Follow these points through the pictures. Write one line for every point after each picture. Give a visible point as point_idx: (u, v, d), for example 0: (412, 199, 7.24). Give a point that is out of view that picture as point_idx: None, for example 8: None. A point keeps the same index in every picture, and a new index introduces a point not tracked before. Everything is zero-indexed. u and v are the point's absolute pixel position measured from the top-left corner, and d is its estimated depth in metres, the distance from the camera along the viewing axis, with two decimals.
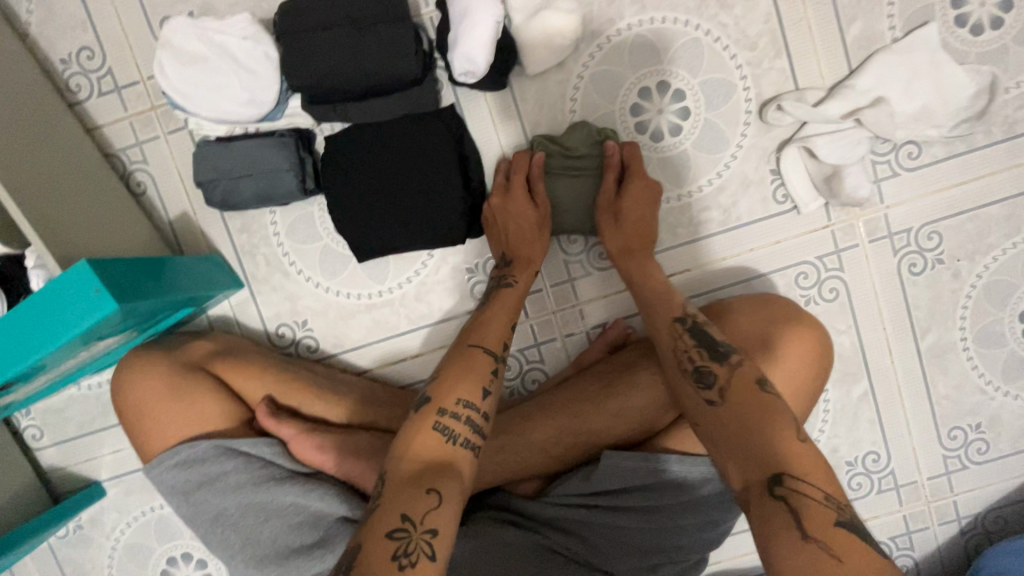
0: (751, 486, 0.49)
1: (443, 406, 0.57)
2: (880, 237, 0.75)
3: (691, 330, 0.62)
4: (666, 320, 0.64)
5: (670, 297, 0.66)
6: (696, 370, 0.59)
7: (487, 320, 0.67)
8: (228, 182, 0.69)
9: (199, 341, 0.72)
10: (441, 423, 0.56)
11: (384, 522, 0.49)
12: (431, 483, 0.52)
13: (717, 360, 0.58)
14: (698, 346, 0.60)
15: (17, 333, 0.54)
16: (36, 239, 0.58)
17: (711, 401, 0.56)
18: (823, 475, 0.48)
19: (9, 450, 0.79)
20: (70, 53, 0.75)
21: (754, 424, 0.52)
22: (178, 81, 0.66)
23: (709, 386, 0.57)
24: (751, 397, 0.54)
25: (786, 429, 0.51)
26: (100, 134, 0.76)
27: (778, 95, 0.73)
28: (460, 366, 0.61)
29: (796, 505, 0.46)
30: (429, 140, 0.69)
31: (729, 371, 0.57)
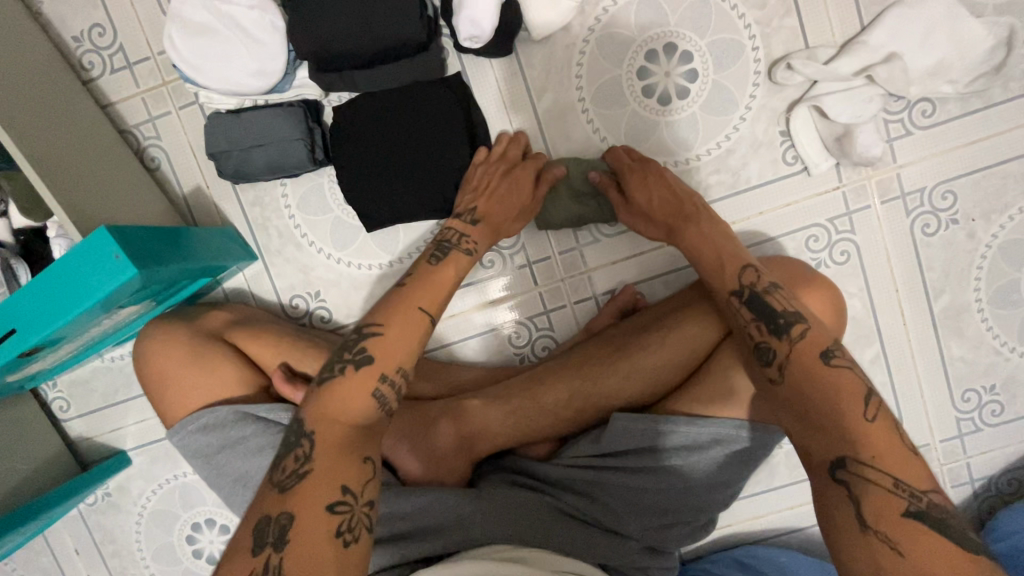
0: (814, 463, 0.50)
1: (383, 372, 0.55)
2: (892, 198, 0.74)
3: (749, 303, 0.58)
4: (722, 293, 0.61)
5: (723, 267, 0.62)
6: (756, 348, 0.56)
7: (431, 282, 0.62)
8: (241, 153, 0.70)
9: (217, 311, 0.74)
10: (379, 389, 0.54)
11: (321, 494, 0.47)
12: (364, 452, 0.51)
13: (776, 334, 0.55)
14: (757, 320, 0.57)
15: (37, 302, 0.56)
16: (58, 209, 0.60)
17: (772, 379, 0.54)
18: (900, 460, 0.47)
19: (39, 420, 0.81)
20: (83, 31, 0.76)
21: (824, 404, 0.50)
22: (188, 53, 0.67)
23: (769, 364, 0.55)
24: (815, 370, 0.52)
25: (854, 409, 0.49)
26: (114, 111, 0.77)
27: (787, 54, 0.72)
28: (401, 327, 0.57)
29: (857, 493, 0.46)
30: (436, 107, 0.70)
31: (789, 345, 0.54)
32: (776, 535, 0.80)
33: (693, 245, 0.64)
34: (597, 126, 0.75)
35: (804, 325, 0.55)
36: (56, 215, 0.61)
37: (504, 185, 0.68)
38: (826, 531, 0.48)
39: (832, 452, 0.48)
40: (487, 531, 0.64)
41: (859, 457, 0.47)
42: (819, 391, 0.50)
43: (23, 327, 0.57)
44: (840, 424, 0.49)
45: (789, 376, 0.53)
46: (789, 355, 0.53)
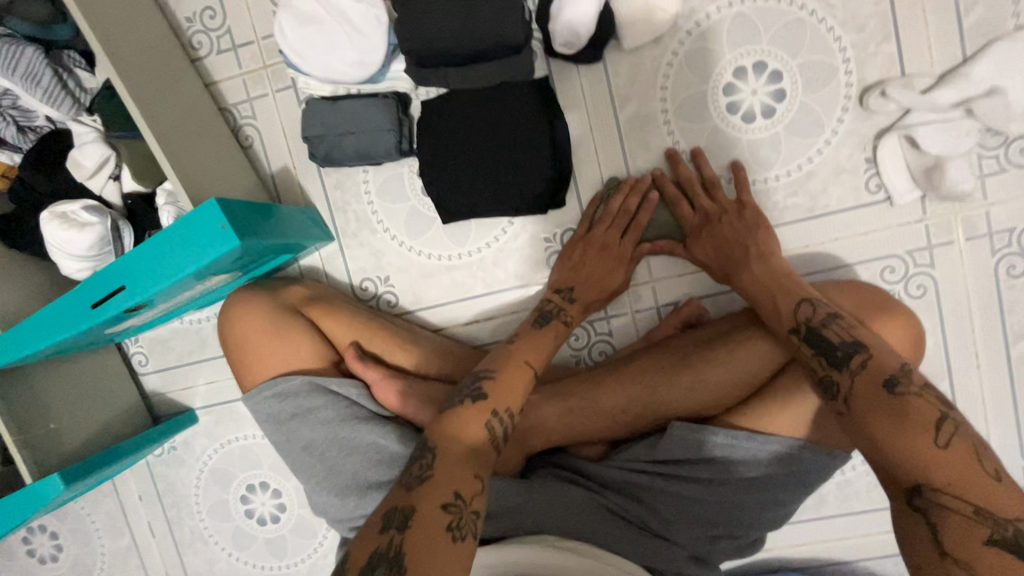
0: (891, 491, 0.48)
1: (496, 407, 0.58)
2: (978, 235, 0.72)
3: (807, 339, 0.57)
4: (781, 331, 0.61)
5: (774, 296, 0.63)
6: (821, 381, 0.54)
7: (531, 338, 0.68)
8: (334, 138, 0.73)
9: (295, 286, 0.77)
10: (492, 419, 0.57)
11: (436, 493, 0.48)
12: (478, 469, 0.52)
13: (837, 367, 0.53)
14: (818, 354, 0.56)
15: (147, 262, 0.60)
16: (173, 177, 0.65)
17: (839, 412, 0.52)
18: (966, 476, 0.44)
19: (120, 372, 0.87)
20: (195, 12, 0.80)
21: (886, 436, 0.48)
22: (296, 40, 0.70)
23: (834, 396, 0.53)
24: (876, 401, 0.49)
25: (923, 436, 0.46)
26: (215, 89, 0.82)
27: (882, 81, 0.70)
28: (511, 373, 0.62)
29: (936, 525, 0.44)
30: (522, 109, 0.72)
31: (848, 377, 0.52)
32: (819, 566, 0.79)
33: (751, 282, 0.66)
34: (677, 138, 0.75)
35: (863, 355, 0.52)
36: (171, 183, 0.66)
37: (594, 254, 0.74)
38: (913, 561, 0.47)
39: (905, 482, 0.46)
40: (538, 524, 0.66)
41: (940, 486, 0.45)
42: (896, 424, 0.47)
43: (130, 283, 0.61)
44: (903, 454, 0.46)
45: (852, 408, 0.51)
46: (853, 389, 0.51)
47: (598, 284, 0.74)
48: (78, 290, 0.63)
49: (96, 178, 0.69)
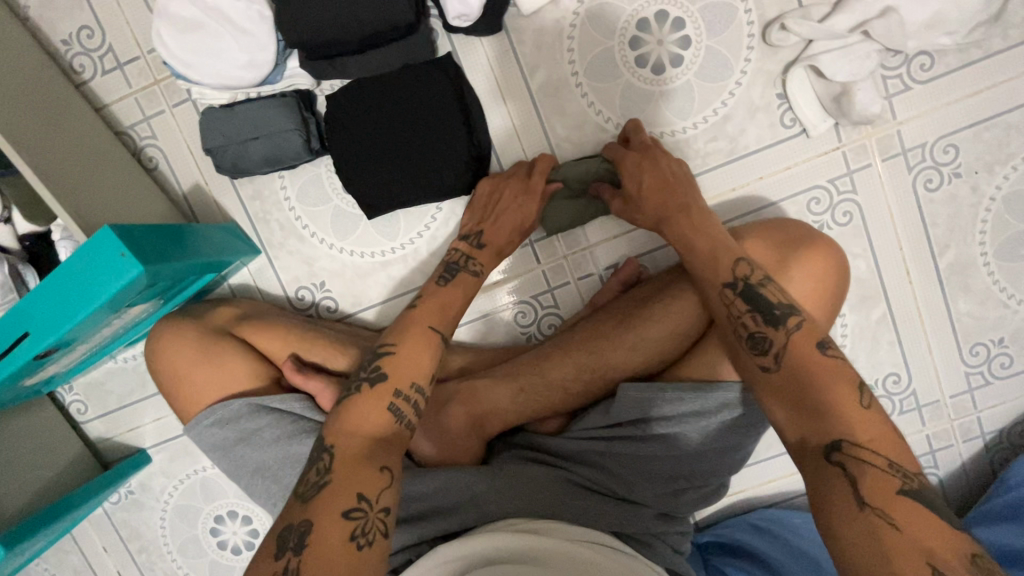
0: (807, 447, 0.48)
1: (397, 388, 0.58)
2: (893, 155, 0.74)
3: (743, 294, 0.58)
4: (716, 284, 0.61)
5: (718, 255, 0.62)
6: (750, 337, 0.56)
7: (435, 302, 0.66)
8: (237, 147, 0.69)
9: (224, 307, 0.74)
10: (394, 405, 0.57)
11: (338, 501, 0.49)
12: (383, 461, 0.53)
13: (773, 325, 0.55)
14: (753, 310, 0.57)
15: (50, 305, 0.57)
16: (63, 212, 0.61)
17: (765, 367, 0.54)
18: (865, 425, 0.47)
19: (58, 424, 0.83)
20: (71, 34, 0.75)
21: (816, 382, 0.50)
22: (178, 49, 0.66)
23: (763, 351, 0.54)
24: (811, 357, 0.52)
25: (851, 396, 0.49)
26: (108, 113, 0.77)
27: (781, 15, 0.71)
28: (411, 344, 0.61)
29: (854, 473, 0.45)
30: (428, 89, 0.69)
31: (785, 335, 0.54)
32: (791, 499, 0.81)
33: (689, 235, 0.64)
34: (591, 100, 0.74)
35: (799, 315, 0.55)
36: (63, 218, 0.62)
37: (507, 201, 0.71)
38: (820, 522, 0.46)
39: (826, 435, 0.48)
40: (502, 507, 0.65)
41: (854, 441, 0.46)
42: (835, 381, 0.50)
43: (35, 329, 0.58)
44: (834, 408, 0.48)
45: (786, 365, 0.53)
46: (785, 346, 0.54)
47: (498, 245, 0.71)
48: None
49: None
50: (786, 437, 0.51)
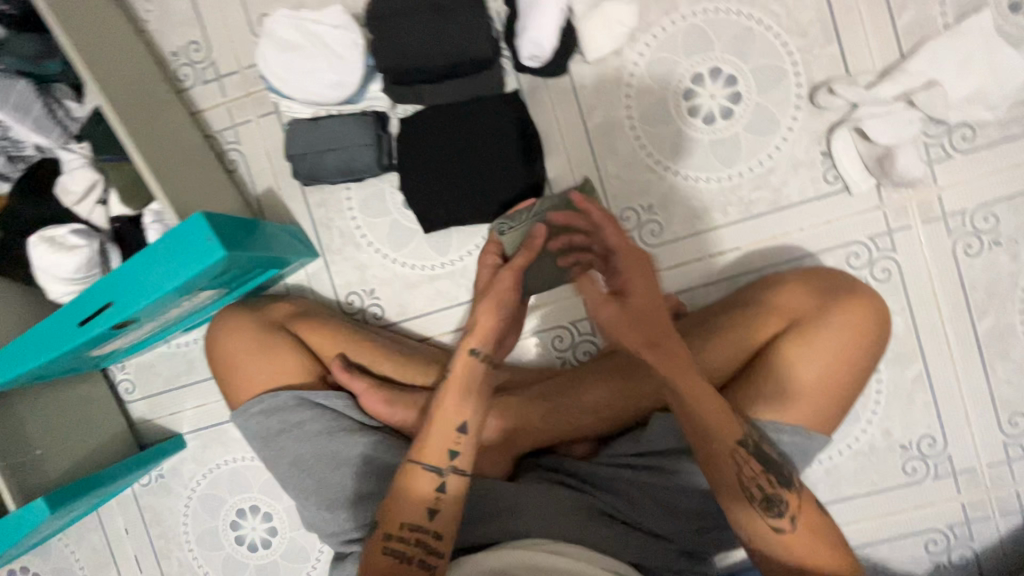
0: None
1: (388, 530, 0.60)
2: (933, 218, 0.76)
3: (756, 454, 0.60)
4: (727, 449, 0.59)
5: (722, 412, 0.59)
6: (767, 500, 0.59)
7: (427, 433, 0.62)
8: (314, 156, 0.76)
9: (281, 303, 0.77)
10: (391, 546, 0.59)
11: None
12: None
13: (784, 487, 0.59)
14: (767, 472, 0.59)
15: (135, 280, 0.62)
16: (162, 197, 0.67)
17: (780, 530, 0.58)
18: (854, 574, 0.59)
19: (106, 400, 0.86)
20: (180, 47, 0.84)
21: (816, 544, 0.58)
22: (276, 66, 0.74)
23: (779, 515, 0.59)
24: (806, 515, 0.59)
25: (834, 543, 0.59)
26: (201, 118, 0.85)
27: (828, 80, 0.76)
28: (400, 484, 0.61)
29: None
30: (495, 119, 0.75)
31: (795, 497, 0.60)
32: None
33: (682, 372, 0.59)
34: (644, 142, 0.79)
35: (790, 467, 0.61)
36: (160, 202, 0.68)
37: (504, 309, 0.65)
38: None
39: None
40: (527, 523, 0.65)
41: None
42: (816, 532, 0.59)
43: (117, 300, 0.62)
44: (827, 569, 0.58)
45: (798, 527, 0.59)
46: (797, 508, 0.59)
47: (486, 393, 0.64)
48: (63, 315, 0.64)
49: (83, 203, 0.70)
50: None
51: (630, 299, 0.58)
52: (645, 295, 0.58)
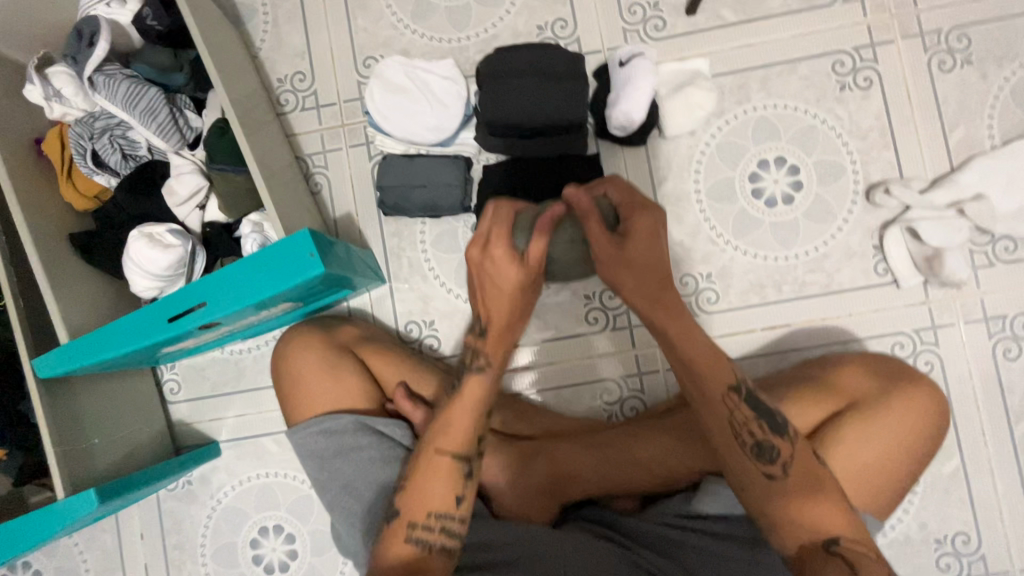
0: (809, 545, 0.57)
1: (412, 519, 0.61)
2: (976, 319, 0.80)
3: (747, 399, 0.61)
4: (723, 389, 0.61)
5: (717, 374, 0.61)
6: (759, 446, 0.60)
7: (448, 428, 0.64)
8: (404, 190, 0.80)
9: (348, 327, 0.80)
10: (415, 535, 0.60)
11: None
12: None
13: (779, 434, 0.60)
14: (759, 419, 0.61)
15: (232, 285, 0.64)
16: (269, 208, 0.69)
17: (773, 475, 0.59)
18: (854, 531, 0.58)
19: (151, 399, 0.86)
20: (286, 74, 0.90)
21: (813, 485, 0.59)
22: (382, 105, 0.80)
23: (772, 461, 0.60)
24: (809, 467, 0.60)
25: (837, 496, 0.59)
26: (294, 140, 0.90)
27: (884, 181, 0.82)
28: (425, 478, 0.62)
29: (852, 561, 0.55)
30: (575, 178, 0.81)
31: (789, 445, 0.60)
32: None
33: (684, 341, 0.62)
34: (708, 216, 0.84)
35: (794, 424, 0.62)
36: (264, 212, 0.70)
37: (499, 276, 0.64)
38: None
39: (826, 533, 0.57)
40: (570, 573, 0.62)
41: (850, 540, 0.57)
42: (821, 482, 0.59)
43: (211, 300, 0.64)
44: (823, 522, 0.57)
45: (793, 474, 0.59)
46: (791, 454, 0.60)
47: (501, 323, 0.66)
48: (150, 310, 0.65)
49: (183, 206, 0.74)
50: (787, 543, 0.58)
51: (631, 245, 0.62)
52: (643, 241, 0.62)
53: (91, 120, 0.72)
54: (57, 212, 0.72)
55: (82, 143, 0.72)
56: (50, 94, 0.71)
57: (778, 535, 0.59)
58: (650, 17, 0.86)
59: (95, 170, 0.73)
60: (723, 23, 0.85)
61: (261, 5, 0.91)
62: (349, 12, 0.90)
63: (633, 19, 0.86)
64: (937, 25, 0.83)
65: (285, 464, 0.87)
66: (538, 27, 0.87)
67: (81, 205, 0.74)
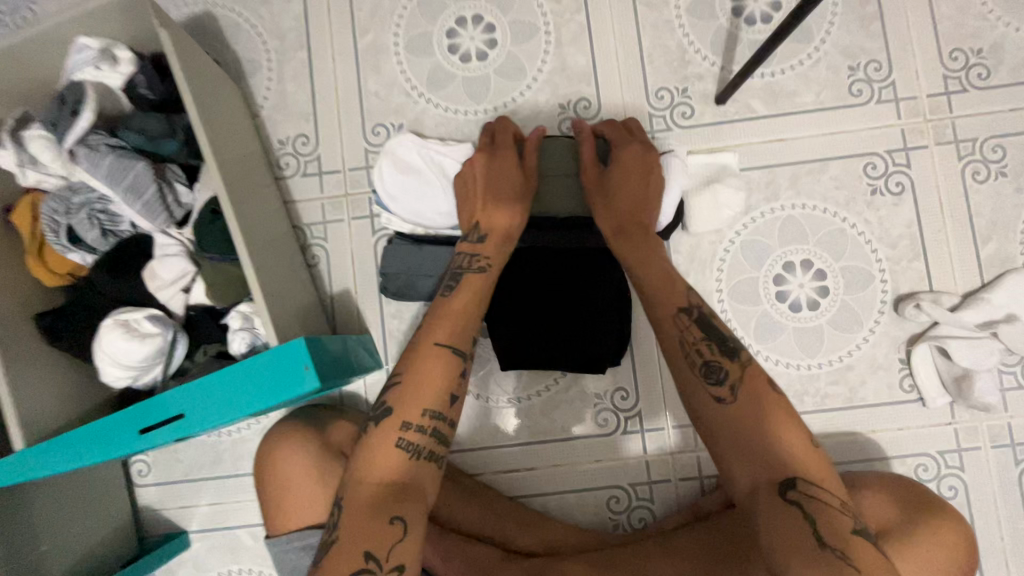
0: (761, 490, 0.52)
1: (405, 420, 0.59)
2: (1002, 444, 0.77)
3: (698, 319, 0.61)
4: (671, 311, 0.62)
5: (668, 293, 0.63)
6: (706, 365, 0.58)
7: (451, 315, 0.64)
8: (412, 277, 0.75)
9: (343, 422, 0.73)
10: (403, 439, 0.58)
11: (347, 563, 0.52)
12: (396, 511, 0.55)
13: (727, 356, 0.58)
14: (706, 338, 0.60)
15: (214, 395, 0.58)
16: (259, 303, 0.62)
17: (721, 398, 0.56)
18: (816, 466, 0.52)
19: (116, 483, 0.78)
20: (288, 136, 0.84)
21: (754, 413, 0.55)
22: (392, 184, 0.75)
23: (719, 382, 0.57)
24: (762, 392, 0.56)
25: (797, 435, 0.54)
26: (292, 208, 0.84)
27: (914, 293, 0.78)
28: (423, 359, 0.61)
29: (809, 511, 0.50)
30: (595, 274, 0.75)
31: (739, 368, 0.57)
32: None
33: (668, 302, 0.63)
34: (729, 317, 0.80)
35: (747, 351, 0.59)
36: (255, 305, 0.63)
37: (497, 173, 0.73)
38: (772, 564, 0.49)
39: (780, 478, 0.52)
40: None
41: (808, 480, 0.51)
42: (784, 414, 0.55)
43: (190, 412, 0.58)
44: (779, 443, 0.53)
45: (740, 395, 0.56)
46: (741, 378, 0.57)
47: (500, 229, 0.71)
48: (122, 416, 0.59)
49: (167, 290, 0.67)
50: (738, 489, 0.54)
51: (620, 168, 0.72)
52: (636, 163, 0.72)
53: (68, 193, 0.66)
54: (23, 291, 0.66)
55: (57, 218, 0.65)
56: (24, 160, 0.64)
57: (730, 472, 0.54)
58: (678, 104, 0.82)
59: (69, 246, 0.66)
60: (753, 115, 0.82)
61: (265, 60, 0.85)
62: (361, 75, 0.85)
63: (660, 104, 0.82)
64: (972, 133, 0.80)
65: (259, 561, 0.80)
66: (560, 105, 0.83)
67: (50, 281, 0.67)
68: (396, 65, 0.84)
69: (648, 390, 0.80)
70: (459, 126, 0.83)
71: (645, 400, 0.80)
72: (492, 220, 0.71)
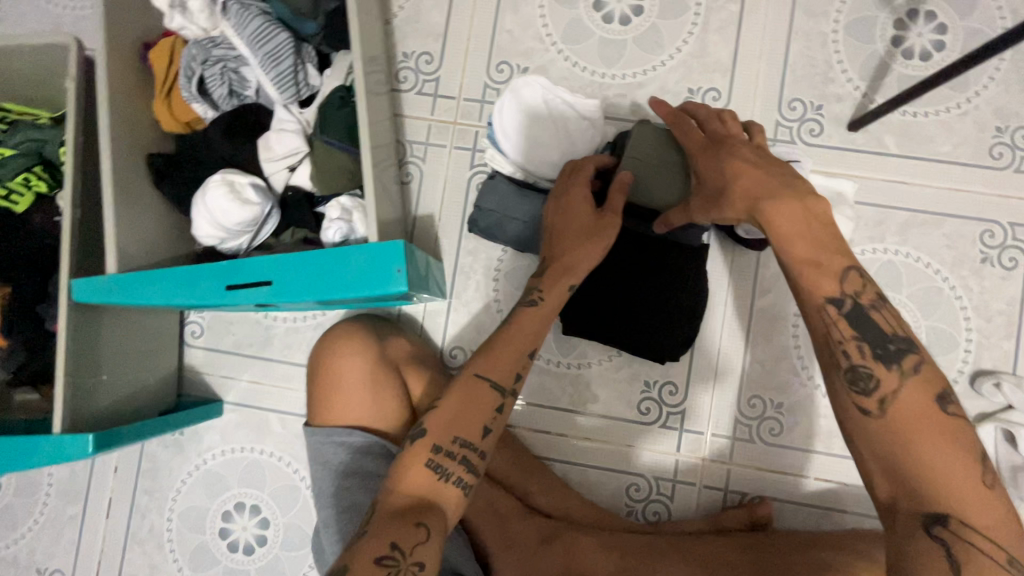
0: (900, 512, 0.46)
1: (437, 443, 0.57)
2: None
3: (848, 316, 0.51)
4: (815, 301, 0.52)
5: (822, 268, 0.52)
6: (853, 371, 0.50)
7: (500, 349, 0.62)
8: (502, 217, 0.75)
9: (400, 338, 0.74)
10: (435, 460, 0.56)
11: (371, 550, 0.50)
12: (420, 517, 0.53)
13: (882, 363, 0.49)
14: (860, 339, 0.50)
15: (307, 273, 0.58)
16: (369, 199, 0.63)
17: (867, 411, 0.49)
18: (981, 510, 0.45)
19: (171, 336, 0.81)
20: (413, 52, 0.84)
21: (919, 435, 0.47)
22: (509, 122, 0.75)
23: (865, 392, 0.49)
24: (931, 417, 0.47)
25: (968, 470, 0.46)
26: (399, 121, 0.84)
27: (996, 371, 0.76)
28: (460, 392, 0.59)
29: (958, 554, 0.44)
30: (683, 267, 0.74)
31: (896, 380, 0.49)
32: None
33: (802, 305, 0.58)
34: (799, 343, 0.79)
35: (918, 358, 0.50)
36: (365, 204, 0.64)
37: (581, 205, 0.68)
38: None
39: (930, 511, 0.45)
40: None
41: (963, 520, 0.45)
42: (949, 444, 0.46)
43: (278, 281, 0.59)
44: (936, 478, 0.45)
45: (890, 414, 0.48)
46: (894, 392, 0.49)
47: (563, 265, 0.67)
48: (211, 269, 0.60)
49: (274, 163, 0.68)
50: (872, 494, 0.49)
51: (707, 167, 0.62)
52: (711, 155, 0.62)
53: (209, 45, 0.67)
54: (141, 127, 0.67)
55: (192, 66, 0.66)
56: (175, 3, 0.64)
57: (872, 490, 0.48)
58: (809, 120, 0.80)
59: (196, 97, 0.67)
60: (882, 151, 0.79)
61: None
62: (500, 8, 0.84)
63: (791, 115, 0.80)
64: None
65: (281, 447, 0.82)
66: (689, 89, 0.81)
67: (169, 127, 0.69)
68: (537, 8, 0.83)
69: (700, 393, 0.79)
70: (582, 85, 0.82)
71: (693, 401, 0.79)
72: (565, 251, 0.67)
